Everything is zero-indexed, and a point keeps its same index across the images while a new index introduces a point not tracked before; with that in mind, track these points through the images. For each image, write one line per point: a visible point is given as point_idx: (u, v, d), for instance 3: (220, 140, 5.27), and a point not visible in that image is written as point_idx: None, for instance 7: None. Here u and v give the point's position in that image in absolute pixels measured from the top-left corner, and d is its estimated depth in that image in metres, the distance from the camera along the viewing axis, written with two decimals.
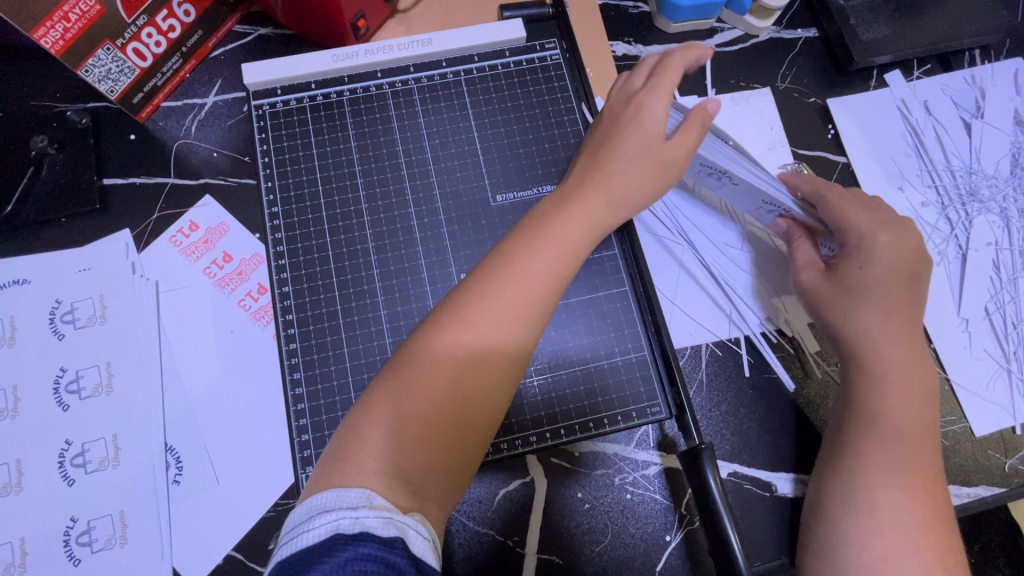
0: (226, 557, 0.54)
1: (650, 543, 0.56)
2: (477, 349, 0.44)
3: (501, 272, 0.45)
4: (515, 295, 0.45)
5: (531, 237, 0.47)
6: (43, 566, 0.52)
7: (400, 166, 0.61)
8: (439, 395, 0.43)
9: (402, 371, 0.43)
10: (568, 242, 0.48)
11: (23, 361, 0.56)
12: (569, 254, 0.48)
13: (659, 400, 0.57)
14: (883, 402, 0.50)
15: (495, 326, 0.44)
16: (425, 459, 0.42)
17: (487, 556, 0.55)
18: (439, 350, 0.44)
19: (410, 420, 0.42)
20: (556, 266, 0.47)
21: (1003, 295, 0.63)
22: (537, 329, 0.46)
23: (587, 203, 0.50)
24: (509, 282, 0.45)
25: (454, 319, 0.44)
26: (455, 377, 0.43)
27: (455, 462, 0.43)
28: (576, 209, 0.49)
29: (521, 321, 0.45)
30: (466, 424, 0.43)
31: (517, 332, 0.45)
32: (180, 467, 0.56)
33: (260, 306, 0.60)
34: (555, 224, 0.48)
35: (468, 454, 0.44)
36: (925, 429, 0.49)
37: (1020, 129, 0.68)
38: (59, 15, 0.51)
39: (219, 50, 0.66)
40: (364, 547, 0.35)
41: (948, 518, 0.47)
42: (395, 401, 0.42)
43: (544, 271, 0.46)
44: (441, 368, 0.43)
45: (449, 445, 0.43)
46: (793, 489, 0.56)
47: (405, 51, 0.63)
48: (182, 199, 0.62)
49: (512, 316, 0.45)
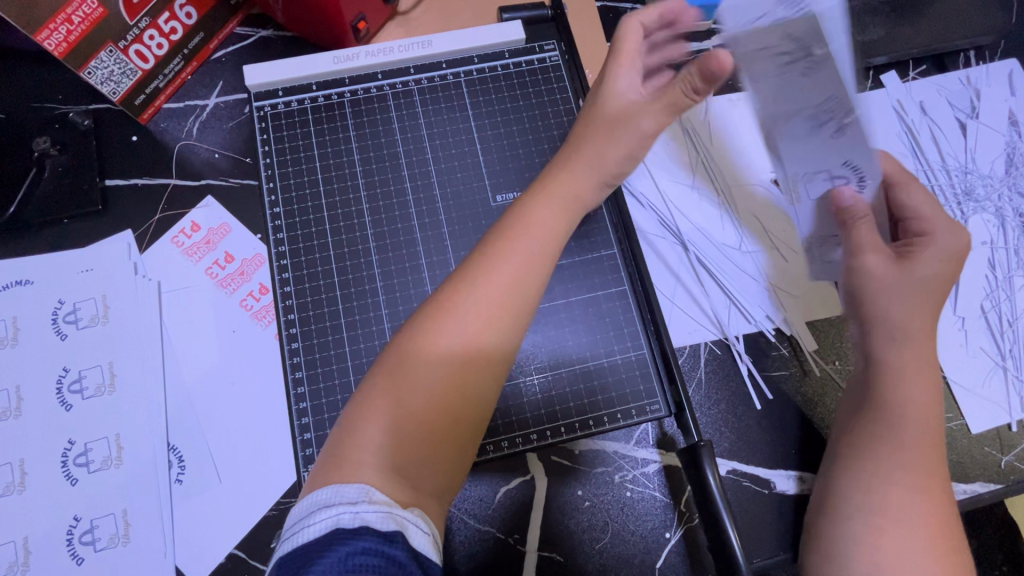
0: (229, 555, 0.54)
1: (650, 540, 0.56)
2: (469, 343, 0.44)
3: (491, 266, 0.45)
4: (499, 286, 0.45)
5: (510, 228, 0.47)
6: (46, 566, 0.52)
7: (401, 167, 0.62)
8: (430, 388, 0.43)
9: (391, 367, 0.43)
10: (553, 232, 0.48)
11: (26, 362, 0.57)
12: (550, 239, 0.48)
13: (658, 398, 0.57)
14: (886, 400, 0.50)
15: (480, 317, 0.44)
16: (422, 453, 0.42)
17: (488, 554, 0.55)
18: (424, 343, 0.44)
19: (406, 416, 0.42)
20: (539, 253, 0.47)
21: (999, 293, 0.63)
22: (523, 317, 0.46)
23: (562, 183, 0.50)
24: (493, 274, 0.45)
25: (445, 314, 0.44)
26: (443, 370, 0.43)
27: (454, 455, 0.44)
28: (551, 193, 0.49)
29: (506, 309, 0.45)
30: (460, 415, 0.44)
31: (504, 321, 0.45)
32: (183, 466, 0.56)
33: (261, 306, 0.61)
34: (533, 211, 0.48)
35: (465, 444, 0.45)
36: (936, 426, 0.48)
37: (1015, 129, 0.69)
38: (63, 18, 0.51)
39: (221, 52, 0.66)
40: (363, 542, 0.35)
41: (952, 512, 0.47)
42: (387, 397, 0.42)
43: (527, 260, 0.46)
44: (434, 363, 0.43)
45: (446, 438, 0.43)
46: (792, 487, 0.57)
47: (405, 52, 0.63)
48: (184, 200, 0.63)
49: (504, 310, 0.45)
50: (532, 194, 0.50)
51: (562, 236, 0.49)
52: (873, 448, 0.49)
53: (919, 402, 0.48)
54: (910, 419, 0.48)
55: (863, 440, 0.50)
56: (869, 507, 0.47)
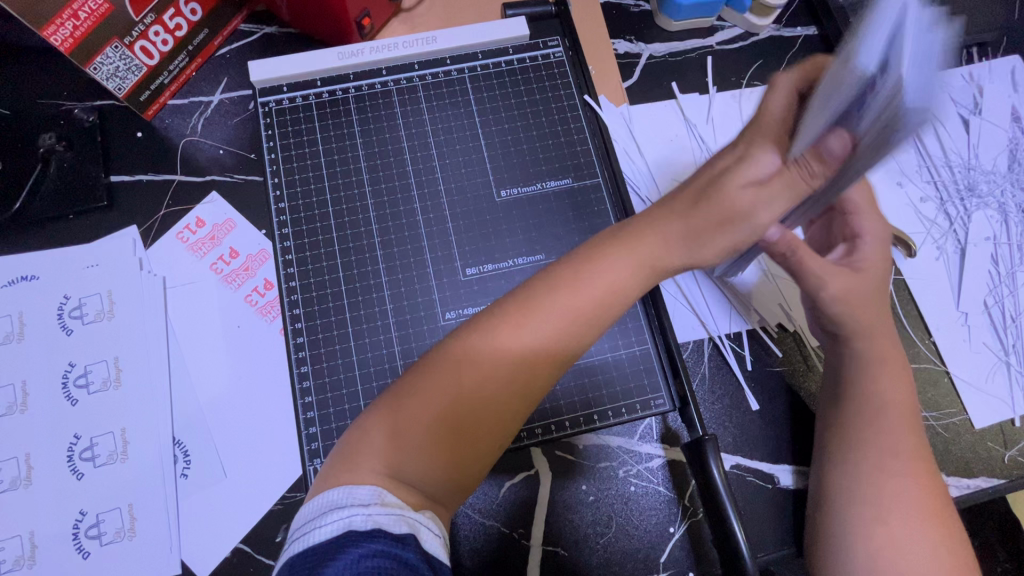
0: (234, 549, 0.54)
1: (654, 535, 0.56)
2: (496, 366, 0.44)
3: (533, 291, 0.45)
4: (536, 314, 0.44)
5: (571, 268, 0.46)
6: (53, 561, 0.53)
7: (406, 162, 0.62)
8: (443, 402, 0.43)
9: (415, 381, 0.44)
10: (612, 281, 0.45)
11: (34, 356, 0.57)
12: (619, 297, 0.46)
13: (662, 393, 0.57)
14: (883, 392, 0.50)
15: (515, 347, 0.44)
16: (429, 469, 0.42)
17: (492, 548, 0.55)
18: (454, 364, 0.43)
19: (417, 430, 0.42)
20: (596, 299, 0.45)
21: (1003, 289, 0.63)
22: (561, 353, 0.45)
23: (650, 246, 0.45)
24: (536, 306, 0.44)
25: (476, 336, 0.44)
26: (468, 395, 0.43)
27: (462, 472, 0.44)
28: (633, 254, 0.45)
29: (536, 336, 0.44)
30: (470, 437, 0.44)
31: (534, 345, 0.44)
32: (188, 461, 0.56)
33: (266, 301, 0.61)
34: (607, 268, 0.45)
35: (472, 467, 0.45)
36: (909, 413, 0.50)
37: (1017, 126, 0.69)
38: (69, 13, 0.51)
39: (225, 49, 0.67)
40: (376, 544, 0.36)
41: (948, 507, 0.48)
42: (402, 411, 0.43)
43: (567, 292, 0.45)
44: (456, 383, 0.43)
45: (454, 457, 0.43)
46: (795, 481, 0.57)
47: (410, 48, 0.64)
48: (188, 196, 0.63)
49: (536, 338, 0.44)
50: (607, 246, 0.46)
51: (632, 296, 0.47)
52: (858, 443, 0.49)
53: (896, 392, 0.50)
54: (893, 409, 0.50)
55: (845, 434, 0.50)
56: (864, 500, 0.48)
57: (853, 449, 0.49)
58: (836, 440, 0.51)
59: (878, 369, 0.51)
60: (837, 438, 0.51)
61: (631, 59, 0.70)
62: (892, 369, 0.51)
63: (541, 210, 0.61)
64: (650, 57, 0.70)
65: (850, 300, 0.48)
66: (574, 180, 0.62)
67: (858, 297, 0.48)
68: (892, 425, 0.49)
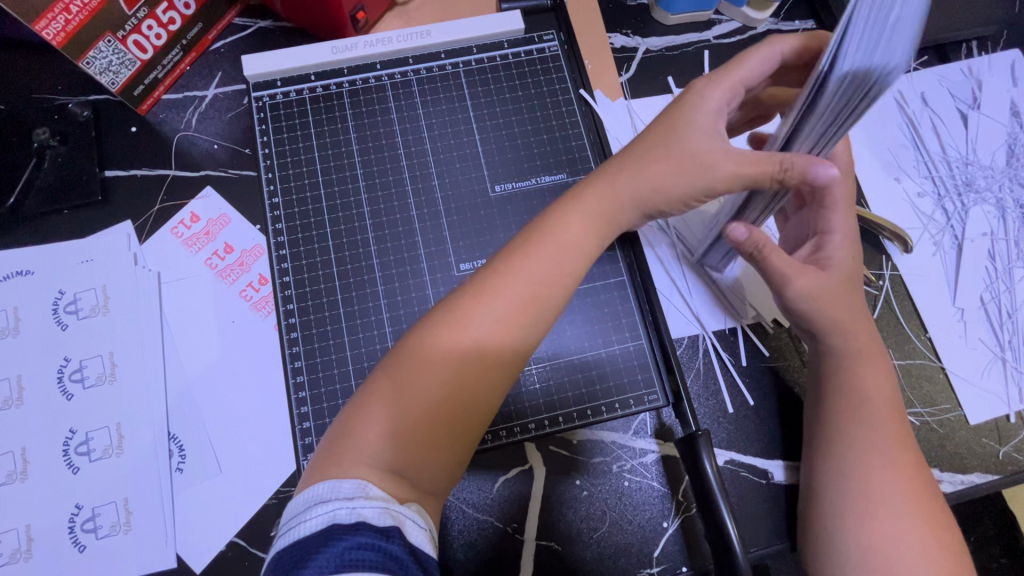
0: (229, 543, 0.55)
1: (647, 530, 0.56)
2: (472, 349, 0.44)
3: (504, 273, 0.46)
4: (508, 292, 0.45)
5: (530, 245, 0.47)
6: (48, 554, 0.53)
7: (400, 158, 0.62)
8: (427, 393, 0.43)
9: (394, 372, 0.44)
10: (569, 233, 0.48)
11: (27, 351, 0.57)
12: (574, 253, 0.48)
13: (656, 388, 0.58)
14: (865, 386, 0.50)
15: (488, 328, 0.45)
16: (420, 459, 0.43)
17: (488, 542, 0.56)
18: (432, 351, 0.44)
19: (403, 421, 0.42)
20: (555, 268, 0.47)
21: (999, 284, 0.63)
22: (531, 332, 0.46)
23: (599, 196, 0.49)
24: (503, 287, 0.45)
25: (448, 322, 0.44)
26: (450, 381, 0.43)
27: (452, 459, 0.44)
28: (584, 205, 0.49)
29: (520, 325, 0.45)
30: (457, 424, 0.44)
31: (520, 335, 0.46)
32: (183, 454, 0.56)
33: (260, 297, 0.61)
34: (558, 222, 0.48)
35: (461, 452, 0.45)
36: (893, 407, 0.50)
37: (1017, 121, 0.68)
38: (61, 7, 0.51)
39: (219, 43, 0.66)
40: (361, 537, 0.36)
41: (938, 503, 0.48)
42: (386, 403, 0.43)
43: (541, 276, 0.46)
44: (435, 370, 0.43)
45: (443, 446, 0.44)
46: (789, 477, 0.57)
47: (404, 42, 0.63)
48: (183, 190, 0.63)
49: (508, 318, 0.45)
50: (561, 203, 0.50)
51: (591, 253, 0.49)
52: (847, 437, 0.49)
53: (880, 387, 0.50)
54: (875, 405, 0.50)
55: (823, 434, 0.51)
56: (847, 495, 0.48)
57: (829, 447, 0.50)
58: (821, 437, 0.51)
59: (863, 366, 0.51)
60: (825, 433, 0.51)
61: (628, 53, 0.70)
62: (872, 365, 0.51)
63: (535, 205, 0.61)
64: (647, 51, 0.70)
65: (820, 297, 0.49)
66: (569, 175, 0.62)
67: (821, 296, 0.49)
68: (876, 421, 0.49)
